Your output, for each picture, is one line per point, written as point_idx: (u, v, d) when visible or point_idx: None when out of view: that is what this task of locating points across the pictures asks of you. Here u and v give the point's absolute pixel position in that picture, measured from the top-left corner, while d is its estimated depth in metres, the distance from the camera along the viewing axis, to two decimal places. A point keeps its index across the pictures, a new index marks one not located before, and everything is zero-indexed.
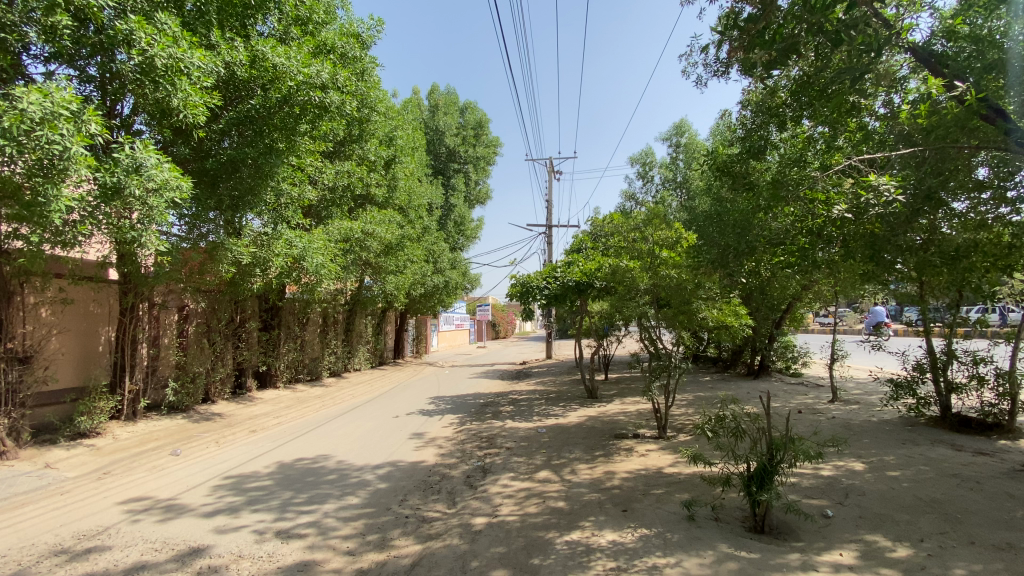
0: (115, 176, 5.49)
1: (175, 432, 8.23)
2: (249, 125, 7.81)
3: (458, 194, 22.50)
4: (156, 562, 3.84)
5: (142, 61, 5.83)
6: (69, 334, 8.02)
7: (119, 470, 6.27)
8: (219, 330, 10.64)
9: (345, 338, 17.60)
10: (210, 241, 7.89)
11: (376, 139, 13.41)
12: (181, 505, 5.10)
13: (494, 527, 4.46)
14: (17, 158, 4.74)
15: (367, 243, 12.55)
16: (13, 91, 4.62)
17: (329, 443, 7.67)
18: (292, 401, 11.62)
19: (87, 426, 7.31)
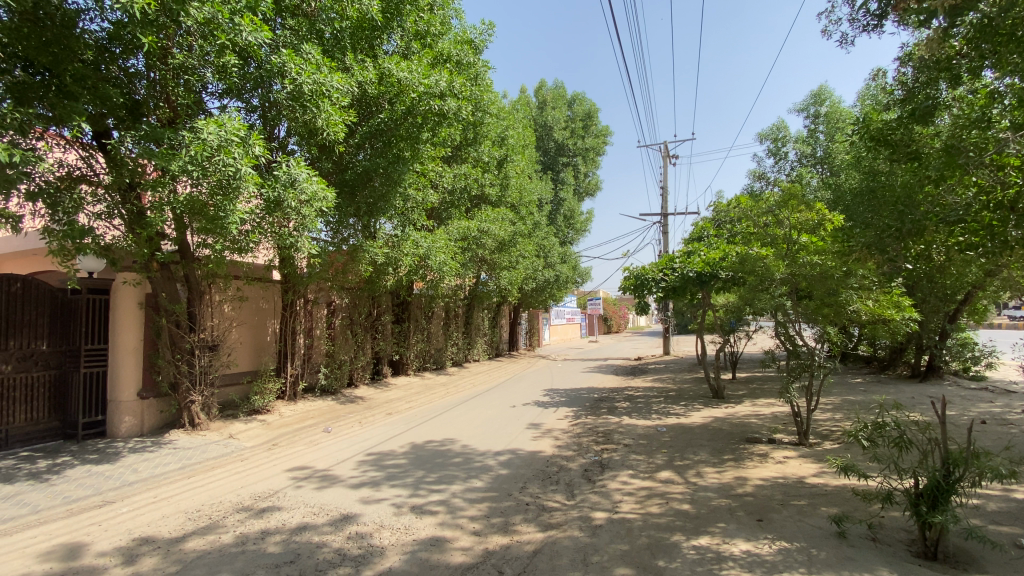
0: (276, 191, 6.38)
1: (325, 412, 9.41)
2: (379, 137, 8.66)
3: (568, 187, 22.43)
4: (316, 525, 4.43)
5: (292, 89, 6.68)
6: (246, 326, 9.54)
7: (285, 442, 7.34)
8: (359, 323, 11.89)
9: (465, 331, 18.57)
10: (351, 244, 8.93)
11: (489, 140, 13.84)
12: (333, 476, 5.81)
13: (615, 523, 4.40)
14: (203, 180, 5.75)
15: (483, 240, 13.08)
16: (198, 124, 5.70)
17: (454, 428, 8.18)
18: (421, 388, 12.58)
19: (260, 404, 8.68)
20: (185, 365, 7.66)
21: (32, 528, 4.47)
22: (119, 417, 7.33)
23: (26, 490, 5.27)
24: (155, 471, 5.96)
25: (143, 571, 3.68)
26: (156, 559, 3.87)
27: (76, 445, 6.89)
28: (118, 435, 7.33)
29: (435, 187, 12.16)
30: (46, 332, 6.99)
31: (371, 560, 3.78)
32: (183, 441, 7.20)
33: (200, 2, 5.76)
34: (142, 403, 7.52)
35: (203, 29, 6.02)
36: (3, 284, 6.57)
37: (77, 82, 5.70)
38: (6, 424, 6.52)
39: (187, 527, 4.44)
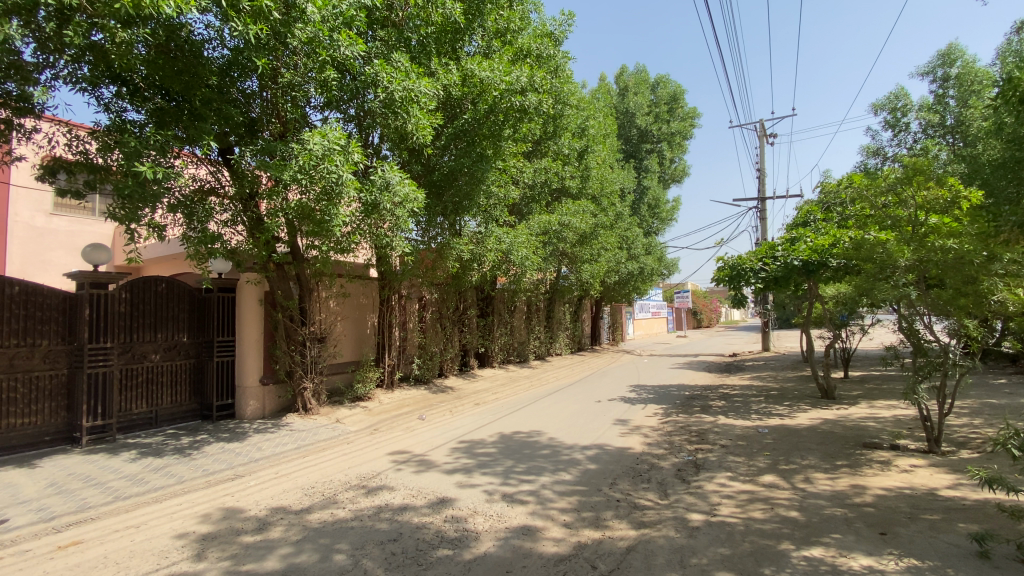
0: (374, 194, 6.81)
1: (419, 400, 9.96)
2: (464, 137, 8.93)
3: (653, 175, 21.58)
4: (415, 506, 4.71)
5: (385, 97, 7.09)
6: (349, 320, 10.33)
7: (384, 428, 7.87)
8: (448, 317, 12.40)
9: (547, 325, 18.65)
10: (440, 242, 9.34)
11: (570, 132, 13.70)
12: (428, 461, 6.14)
13: (714, 526, 4.20)
14: (311, 188, 6.27)
15: (565, 234, 13.00)
16: (306, 136, 6.24)
17: (541, 420, 8.28)
18: (506, 380, 12.87)
19: (362, 391, 9.39)
20: (298, 355, 8.50)
21: (182, 495, 5.19)
22: (245, 401, 8.30)
23: (176, 462, 6.13)
24: (276, 450, 6.67)
25: (271, 538, 4.14)
26: (280, 528, 4.33)
27: (212, 425, 7.89)
28: (245, 417, 8.29)
29: (517, 183, 12.24)
30: (186, 326, 8.02)
31: (468, 544, 3.95)
32: (298, 424, 7.99)
33: (304, 23, 6.29)
34: (263, 389, 8.46)
35: (307, 48, 6.54)
36: (153, 284, 7.60)
37: (206, 105, 6.44)
38: (157, 405, 7.60)
39: (305, 501, 4.92)
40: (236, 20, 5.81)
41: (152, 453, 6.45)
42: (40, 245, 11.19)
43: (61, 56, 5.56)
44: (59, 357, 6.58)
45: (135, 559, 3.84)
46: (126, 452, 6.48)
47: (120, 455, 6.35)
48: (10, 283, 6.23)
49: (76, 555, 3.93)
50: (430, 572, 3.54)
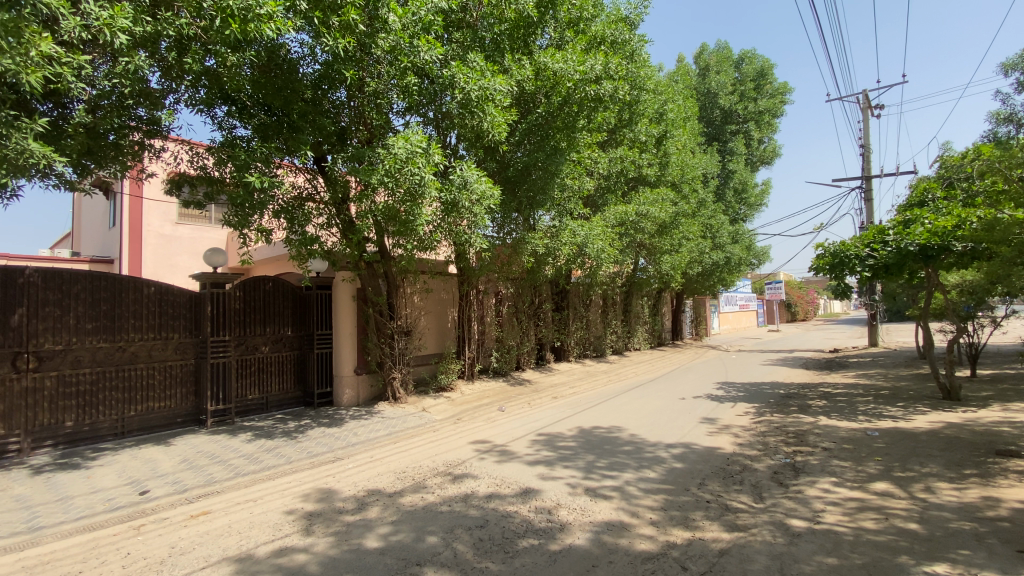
0: (453, 193, 7.03)
1: (499, 392, 10.19)
2: (538, 132, 8.97)
3: (738, 158, 20.22)
4: (500, 495, 4.83)
5: (462, 98, 7.26)
6: (432, 314, 10.78)
7: (467, 418, 8.16)
8: (524, 311, 12.53)
9: (624, 319, 18.25)
10: (515, 237, 9.49)
11: (647, 118, 13.21)
12: (511, 452, 6.27)
13: (818, 534, 3.91)
14: (396, 190, 6.61)
15: (643, 224, 12.60)
16: (391, 141, 6.55)
17: (622, 416, 8.14)
18: (583, 374, 12.79)
19: (445, 382, 9.79)
20: (388, 347, 9.10)
21: (290, 474, 5.73)
22: (342, 390, 8.97)
23: (284, 444, 6.77)
24: (370, 436, 7.16)
25: (370, 518, 4.45)
26: (377, 509, 4.65)
27: (314, 411, 8.61)
28: (342, 404, 8.97)
29: (591, 174, 12.03)
30: (290, 320, 8.80)
31: (554, 535, 3.99)
32: (388, 412, 8.51)
33: (386, 32, 6.61)
34: (357, 378, 9.12)
35: (389, 57, 6.86)
36: (262, 283, 8.40)
37: (302, 118, 6.99)
38: (267, 392, 8.42)
39: (398, 485, 5.24)
40: (327, 35, 6.24)
41: (264, 435, 7.17)
42: (168, 252, 12.76)
43: (182, 82, 6.27)
44: (188, 348, 7.49)
45: (254, 530, 4.30)
46: (243, 433, 7.26)
47: (238, 436, 7.13)
48: (147, 284, 7.14)
49: (206, 523, 4.47)
50: (517, 560, 3.63)
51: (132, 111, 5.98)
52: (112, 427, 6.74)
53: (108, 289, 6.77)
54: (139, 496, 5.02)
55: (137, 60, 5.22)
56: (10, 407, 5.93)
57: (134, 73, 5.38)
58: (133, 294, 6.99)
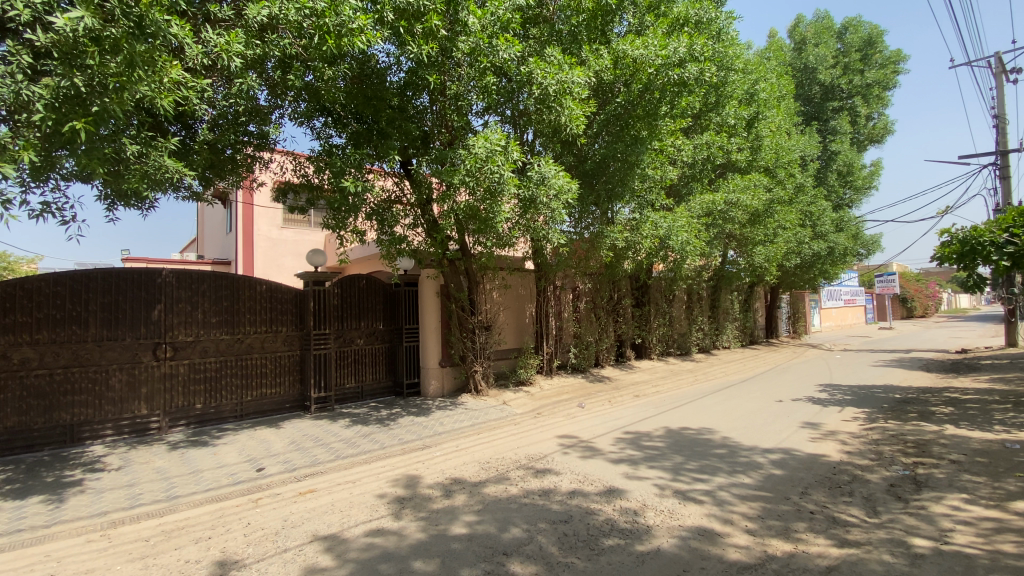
0: (531, 189, 7.04)
1: (578, 388, 10.11)
2: (617, 122, 8.74)
3: (842, 137, 18.31)
4: (584, 492, 4.80)
5: (540, 93, 7.22)
6: (511, 310, 10.92)
7: (547, 412, 8.19)
8: (603, 307, 12.32)
9: (711, 315, 17.30)
10: (593, 231, 9.32)
11: (735, 100, 12.36)
12: (594, 448, 6.21)
13: (946, 556, 3.46)
14: (477, 189, 6.75)
15: (731, 214, 11.82)
16: (471, 141, 6.67)
17: (710, 417, 7.74)
18: (666, 373, 12.32)
19: (525, 376, 9.91)
20: (470, 341, 9.40)
21: (384, 459, 6.12)
22: (428, 381, 9.41)
23: (378, 431, 7.22)
24: (455, 426, 7.42)
25: (457, 505, 4.63)
26: (465, 497, 4.82)
27: (403, 401, 9.10)
28: (428, 395, 9.41)
29: (674, 163, 11.47)
30: (381, 315, 9.34)
31: (640, 536, 3.90)
32: (471, 403, 8.78)
33: (467, 34, 6.77)
34: (442, 370, 9.51)
35: (469, 59, 7.00)
36: (356, 281, 8.99)
37: (390, 124, 7.34)
38: (362, 382, 9.02)
39: (483, 475, 5.40)
40: (411, 43, 6.48)
41: (360, 422, 7.70)
42: (275, 253, 14.08)
43: (285, 97, 6.86)
44: (294, 340, 8.23)
45: (353, 509, 4.64)
46: (342, 419, 7.85)
47: (337, 421, 7.72)
48: (260, 282, 7.92)
49: (312, 500, 4.89)
50: (603, 557, 3.59)
51: (245, 127, 6.65)
52: (232, 410, 7.58)
53: (228, 287, 7.59)
54: (256, 472, 5.61)
55: (248, 80, 5.71)
56: (152, 390, 6.84)
57: (245, 93, 5.91)
58: (249, 292, 7.78)
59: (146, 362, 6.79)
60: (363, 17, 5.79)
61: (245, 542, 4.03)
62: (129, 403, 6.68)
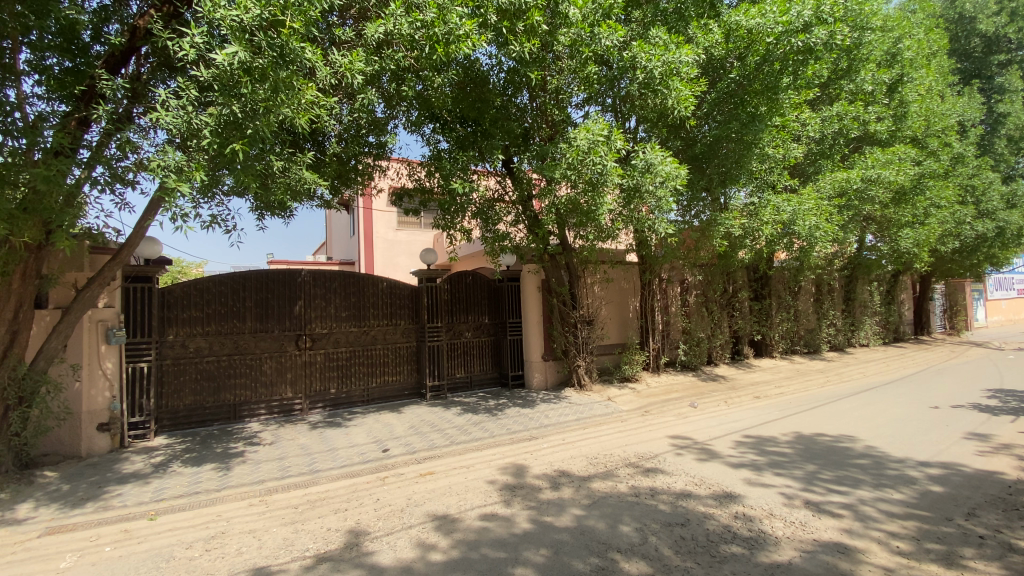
0: (635, 178, 6.80)
1: (689, 387, 9.61)
2: (730, 100, 8.11)
3: (1015, 94, 15.25)
4: (700, 495, 4.55)
5: (644, 77, 6.92)
6: (615, 304, 10.68)
7: (656, 411, 7.89)
8: (715, 300, 11.56)
9: (845, 309, 15.41)
10: (704, 219, 8.78)
11: (873, 63, 10.84)
12: (711, 450, 5.86)
13: None
14: (579, 182, 6.66)
15: (871, 193, 10.39)
16: (574, 133, 6.60)
17: (846, 423, 6.91)
18: (791, 373, 11.22)
19: (630, 372, 9.65)
20: (572, 336, 9.35)
21: (494, 447, 6.35)
22: (532, 374, 9.56)
23: (487, 420, 7.50)
24: (561, 419, 7.46)
25: (566, 498, 4.65)
26: (573, 490, 4.82)
27: (510, 392, 9.35)
28: (533, 387, 9.57)
29: (797, 140, 10.37)
30: (487, 310, 9.69)
31: (765, 546, 3.61)
32: (576, 398, 8.76)
33: (568, 26, 6.73)
34: (545, 363, 9.62)
35: (571, 51, 6.95)
36: (463, 277, 9.42)
37: (494, 124, 7.52)
38: (470, 372, 9.44)
39: (592, 470, 5.36)
40: (514, 42, 6.61)
41: (470, 410, 8.06)
42: (391, 253, 15.22)
43: (399, 108, 7.37)
44: (410, 333, 8.85)
45: (468, 493, 4.86)
46: (454, 407, 8.28)
47: (450, 409, 8.16)
48: (380, 279, 8.62)
49: (431, 482, 5.22)
50: (724, 566, 3.38)
51: (366, 139, 7.28)
52: (360, 395, 8.38)
53: (354, 285, 8.37)
54: (382, 453, 6.14)
55: (369, 94, 6.19)
56: (295, 375, 7.78)
57: (366, 107, 6.43)
58: (371, 289, 8.52)
59: (291, 351, 7.73)
60: (469, 23, 6.00)
61: (375, 516, 4.42)
62: (278, 386, 7.67)
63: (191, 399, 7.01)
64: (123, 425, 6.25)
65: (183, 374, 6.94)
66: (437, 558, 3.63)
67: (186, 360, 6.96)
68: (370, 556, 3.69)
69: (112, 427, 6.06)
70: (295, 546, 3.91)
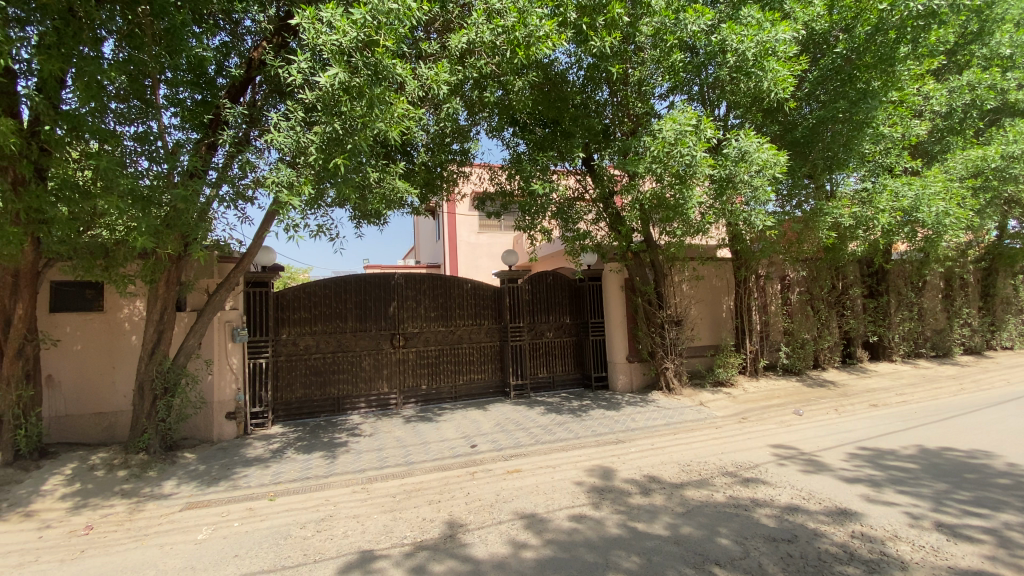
0: (727, 168, 6.40)
1: (792, 392, 8.86)
2: (837, 77, 7.45)
3: None
4: (809, 510, 4.18)
5: (736, 60, 6.50)
6: (705, 304, 10.15)
7: (754, 418, 7.36)
8: (822, 298, 10.56)
9: (983, 307, 13.38)
10: (809, 209, 8.00)
11: (1013, 21, 9.36)
12: (820, 462, 5.36)
13: None
14: (666, 176, 6.40)
15: (1016, 171, 8.92)
16: (660, 125, 6.36)
17: (988, 437, 5.99)
18: (915, 379, 9.92)
19: (725, 376, 9.10)
20: (658, 337, 8.98)
21: (581, 448, 6.29)
22: (617, 375, 9.33)
23: (572, 421, 7.46)
24: (649, 423, 7.22)
25: (658, 504, 4.48)
26: (665, 497, 4.64)
27: (593, 393, 9.20)
28: (617, 389, 9.34)
29: (918, 117, 9.18)
30: (569, 310, 9.64)
31: (889, 571, 3.22)
32: (664, 401, 8.44)
33: (650, 15, 6.56)
34: (631, 365, 9.35)
35: (654, 40, 6.79)
36: (545, 277, 9.46)
37: (574, 123, 7.44)
38: (553, 373, 9.45)
39: (684, 477, 5.13)
40: (594, 37, 6.53)
41: (555, 410, 8.06)
42: (473, 256, 15.66)
43: (481, 115, 7.56)
44: (495, 333, 9.04)
45: (556, 493, 4.86)
46: (538, 407, 8.33)
47: (534, 409, 8.21)
48: (466, 281, 8.91)
49: (519, 479, 5.29)
50: None
51: (452, 146, 7.58)
52: (448, 391, 8.71)
53: (441, 286, 8.71)
54: (470, 449, 6.32)
55: (454, 102, 6.42)
56: (390, 371, 8.28)
57: (451, 116, 6.67)
58: (457, 290, 8.82)
59: (386, 349, 8.23)
60: (550, 23, 6.09)
61: (466, 509, 4.56)
62: (375, 381, 8.19)
63: (301, 392, 7.70)
64: (247, 414, 7.02)
65: (294, 369, 7.65)
66: (529, 556, 3.66)
67: (297, 356, 7.66)
68: (464, 548, 3.81)
69: (237, 416, 6.82)
70: (394, 532, 4.15)
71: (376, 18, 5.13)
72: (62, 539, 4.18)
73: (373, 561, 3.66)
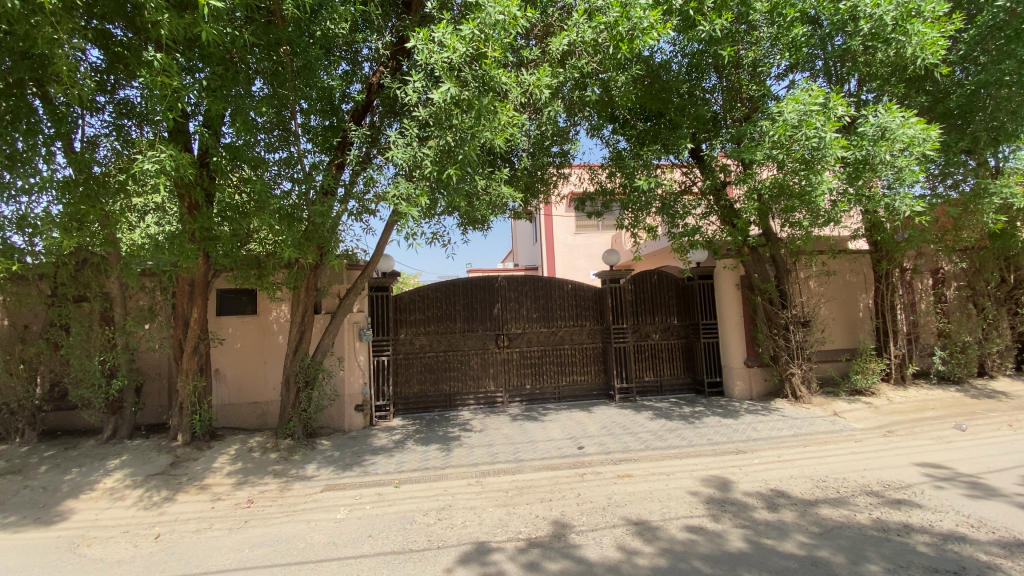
0: (864, 149, 5.69)
1: (951, 404, 7.61)
2: (1001, 33, 6.34)
3: None
4: (978, 540, 3.58)
5: (872, 27, 5.82)
6: (837, 302, 9.10)
7: (903, 432, 6.45)
8: (987, 294, 8.97)
9: None
10: (968, 189, 6.86)
11: None
12: (992, 486, 4.56)
13: None
14: (787, 162, 5.87)
15: None
16: (780, 107, 5.88)
17: None
18: None
19: (863, 384, 8.08)
20: (782, 339, 8.23)
21: (695, 456, 5.98)
22: (733, 381, 8.71)
23: (683, 427, 7.12)
24: (773, 433, 6.65)
25: (786, 521, 4.13)
26: (795, 514, 4.25)
27: (706, 399, 8.68)
28: (734, 395, 8.72)
29: None
30: (676, 310, 9.23)
31: None
32: (790, 410, 7.72)
33: None
34: (749, 370, 8.66)
35: (771, 17, 6.33)
36: (648, 277, 9.19)
37: (680, 114, 7.11)
38: (661, 376, 9.10)
39: (818, 493, 4.65)
40: (702, 21, 6.23)
41: (664, 416, 7.75)
42: (573, 257, 15.65)
43: (580, 115, 7.56)
44: (597, 334, 8.94)
45: (671, 502, 4.67)
46: (645, 411, 8.07)
47: (642, 413, 7.96)
48: (566, 282, 8.93)
49: (631, 484, 5.17)
50: None
51: (553, 149, 7.66)
52: (553, 392, 8.77)
53: (543, 288, 8.82)
54: (578, 450, 6.31)
55: (555, 105, 6.50)
56: (497, 370, 8.55)
57: (552, 118, 6.76)
58: (558, 291, 8.87)
59: (493, 349, 8.51)
60: (653, 13, 5.88)
61: (578, 510, 4.56)
62: (483, 379, 8.51)
63: (418, 388, 8.25)
64: (372, 407, 7.66)
65: (411, 367, 8.22)
66: (643, 562, 3.58)
67: (413, 355, 8.24)
68: (577, 548, 3.81)
69: (364, 409, 7.48)
70: (509, 527, 4.28)
71: (483, 31, 5.42)
72: (229, 510, 4.90)
73: (489, 553, 3.81)
